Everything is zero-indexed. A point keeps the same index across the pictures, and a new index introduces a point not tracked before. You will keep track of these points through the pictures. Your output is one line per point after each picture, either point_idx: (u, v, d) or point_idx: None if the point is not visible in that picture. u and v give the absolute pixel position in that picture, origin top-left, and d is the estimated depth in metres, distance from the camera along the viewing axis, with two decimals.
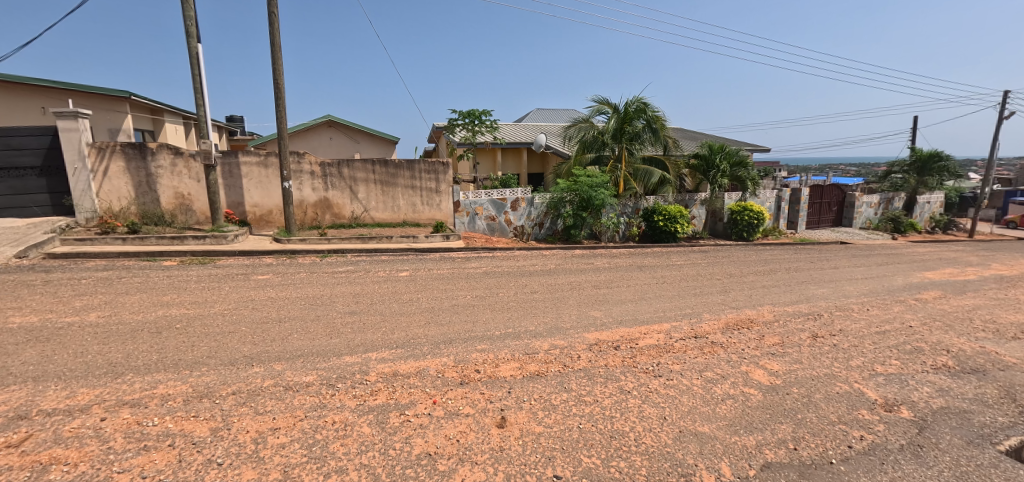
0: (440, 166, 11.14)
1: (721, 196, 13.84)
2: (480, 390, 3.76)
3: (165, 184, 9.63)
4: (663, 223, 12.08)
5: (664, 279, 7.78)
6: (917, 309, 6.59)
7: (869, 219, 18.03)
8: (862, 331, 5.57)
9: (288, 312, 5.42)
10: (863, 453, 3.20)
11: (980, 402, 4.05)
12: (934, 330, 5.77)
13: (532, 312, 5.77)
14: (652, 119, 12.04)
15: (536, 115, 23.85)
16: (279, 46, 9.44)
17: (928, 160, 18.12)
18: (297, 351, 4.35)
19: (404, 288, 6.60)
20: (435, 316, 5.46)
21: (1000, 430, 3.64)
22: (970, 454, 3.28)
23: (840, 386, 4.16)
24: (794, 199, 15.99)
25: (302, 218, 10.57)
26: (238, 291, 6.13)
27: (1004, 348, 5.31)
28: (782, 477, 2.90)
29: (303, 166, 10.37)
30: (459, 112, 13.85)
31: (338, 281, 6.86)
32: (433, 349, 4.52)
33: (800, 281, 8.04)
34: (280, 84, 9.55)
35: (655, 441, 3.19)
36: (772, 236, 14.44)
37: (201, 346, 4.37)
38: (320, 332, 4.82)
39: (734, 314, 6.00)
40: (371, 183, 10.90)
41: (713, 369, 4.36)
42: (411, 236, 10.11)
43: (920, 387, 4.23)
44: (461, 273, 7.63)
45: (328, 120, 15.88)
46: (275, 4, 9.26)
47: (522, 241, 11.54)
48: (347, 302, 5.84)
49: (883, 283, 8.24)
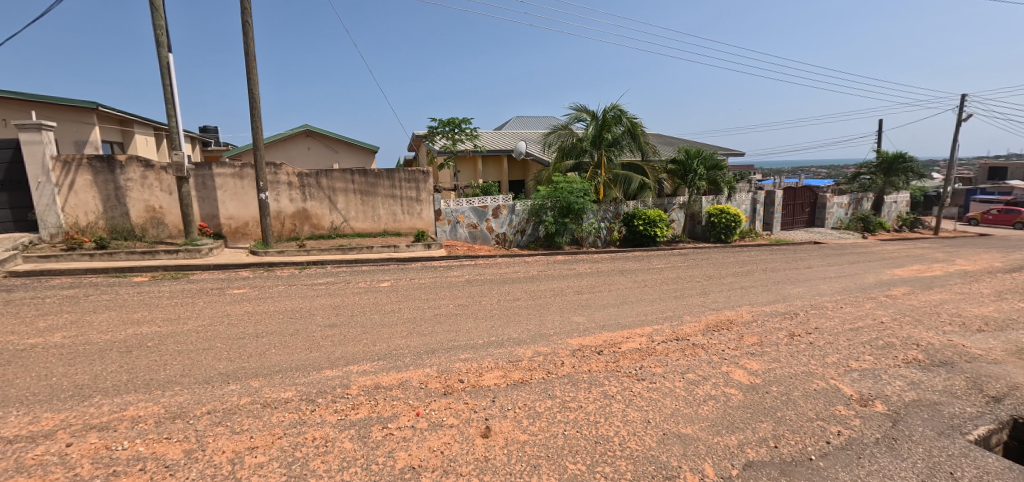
0: (421, 174, 11.09)
1: (699, 200, 14.06)
2: (464, 400, 3.72)
3: (135, 197, 9.33)
4: (643, 227, 12.22)
5: (646, 283, 7.87)
6: (888, 306, 6.82)
7: (840, 220, 18.63)
8: (837, 329, 5.72)
9: (266, 326, 5.28)
10: (841, 448, 3.27)
11: (949, 393, 4.20)
12: (904, 325, 5.97)
13: (515, 320, 5.74)
14: (630, 125, 12.21)
15: (516, 122, 24.00)
16: (253, 55, 9.30)
17: (894, 161, 18.63)
18: (275, 366, 4.24)
19: (386, 299, 6.50)
20: (417, 326, 5.40)
21: (969, 420, 3.77)
22: (941, 445, 3.39)
23: (818, 383, 4.26)
24: (769, 201, 16.41)
25: (279, 229, 10.38)
26: (212, 306, 5.95)
27: (970, 340, 5.53)
28: (763, 475, 2.94)
29: (279, 177, 10.20)
30: (438, 121, 13.87)
31: (318, 293, 6.72)
32: (416, 360, 4.46)
33: (777, 281, 8.22)
34: (254, 93, 9.38)
35: (640, 445, 3.20)
36: (749, 238, 14.77)
37: (173, 364, 4.22)
38: (299, 347, 4.71)
39: (713, 315, 6.10)
40: (350, 193, 10.77)
41: (695, 371, 4.41)
42: (392, 246, 10.00)
43: (893, 381, 4.36)
44: (444, 282, 7.57)
45: (306, 129, 15.70)
46: (248, 13, 9.12)
47: (505, 248, 11.51)
48: (327, 315, 5.73)
49: (855, 280, 8.51)
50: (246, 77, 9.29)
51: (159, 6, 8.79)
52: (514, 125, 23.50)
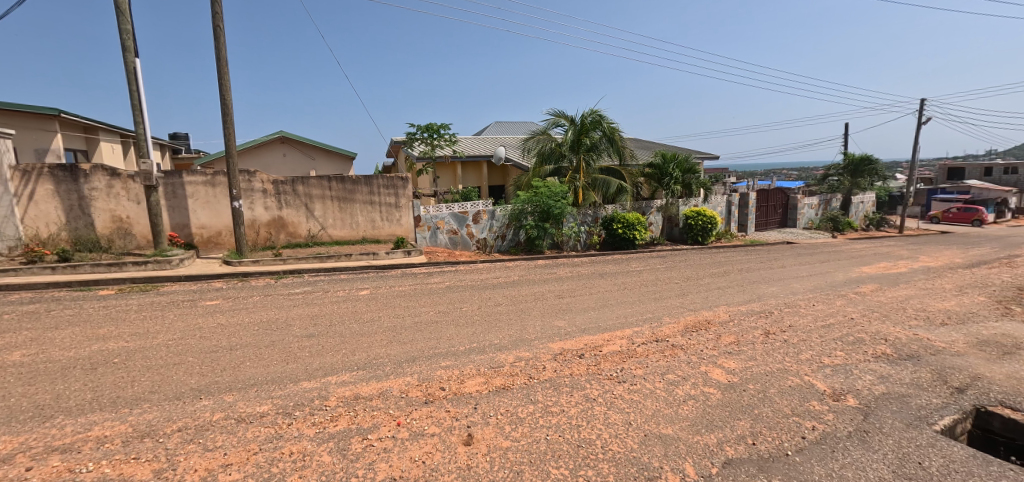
0: (400, 181, 11.01)
1: (675, 203, 14.33)
2: (445, 408, 3.69)
3: (100, 207, 8.98)
4: (622, 230, 12.38)
5: (626, 285, 7.96)
6: (857, 302, 7.06)
7: (811, 220, 19.23)
8: (810, 326, 5.89)
9: (240, 339, 5.13)
10: (815, 443, 3.36)
11: (916, 386, 4.36)
12: (873, 321, 6.19)
13: (496, 325, 5.72)
14: (607, 130, 12.38)
15: (496, 127, 24.05)
16: (225, 61, 9.09)
17: (860, 163, 19.37)
18: (250, 379, 4.12)
19: (365, 307, 6.40)
20: (397, 335, 5.33)
21: (935, 411, 3.93)
22: (909, 436, 3.52)
23: (792, 380, 4.37)
24: (743, 203, 16.84)
25: (254, 238, 10.12)
26: (183, 319, 5.75)
27: (934, 334, 5.77)
28: (742, 472, 3.00)
29: (254, 185, 9.97)
30: (417, 126, 13.81)
31: (295, 302, 6.58)
32: (396, 369, 4.40)
33: (752, 281, 8.42)
34: (227, 99, 9.17)
35: (622, 447, 3.22)
36: (725, 239, 15.10)
37: (142, 380, 4.06)
38: (275, 358, 4.59)
39: (692, 316, 6.20)
40: (327, 200, 10.60)
41: (675, 371, 4.48)
42: (371, 253, 9.87)
43: (863, 376, 4.51)
44: (424, 289, 7.50)
45: (281, 136, 15.42)
46: (220, 18, 8.93)
47: (486, 253, 11.46)
48: (304, 326, 5.60)
49: (826, 279, 8.78)
50: (218, 83, 9.08)
51: (125, 10, 8.52)
52: (493, 130, 23.54)
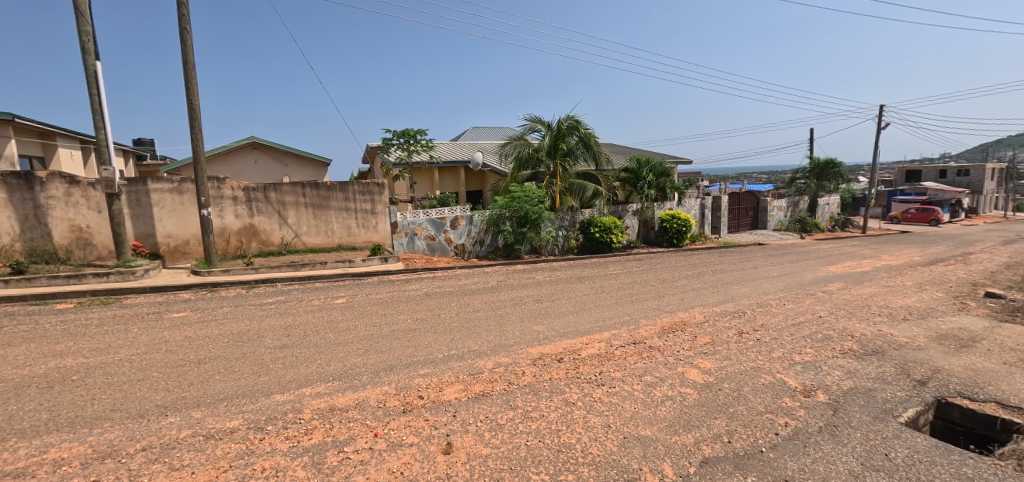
0: (376, 187, 10.87)
1: (650, 206, 14.59)
2: (424, 417, 3.63)
3: (58, 216, 8.54)
4: (599, 234, 12.52)
5: (604, 289, 8.04)
6: (825, 300, 7.32)
7: (780, 222, 19.89)
8: (781, 324, 6.07)
9: (210, 352, 4.95)
10: (788, 439, 3.45)
11: (881, 380, 4.54)
12: (840, 318, 6.43)
13: (475, 331, 5.69)
14: (583, 136, 12.53)
15: (474, 133, 24.05)
16: (192, 64, 8.82)
17: (825, 167, 20.16)
18: (219, 394, 3.97)
19: (341, 316, 6.27)
20: (375, 343, 5.24)
21: (899, 404, 4.09)
22: (876, 428, 3.65)
23: (765, 377, 4.49)
24: (716, 206, 17.28)
25: (224, 247, 9.80)
26: (148, 333, 5.50)
27: (897, 329, 6.03)
28: (719, 471, 3.05)
29: (223, 192, 9.68)
30: (393, 132, 13.71)
31: (268, 313, 6.39)
32: (373, 378, 4.32)
33: (725, 282, 8.64)
34: (194, 104, 8.89)
35: (601, 450, 3.24)
36: (699, 241, 15.44)
37: (103, 398, 3.86)
38: (246, 371, 4.44)
39: (668, 318, 6.30)
40: (301, 207, 10.37)
41: (653, 373, 4.54)
42: (347, 261, 9.70)
43: (832, 372, 4.67)
44: (402, 296, 7.40)
45: (252, 141, 15.04)
46: (187, 20, 8.67)
47: (464, 259, 11.40)
48: (277, 336, 5.44)
49: (796, 278, 9.07)
50: (185, 87, 8.80)
51: (85, 12, 8.18)
52: (471, 136, 23.53)
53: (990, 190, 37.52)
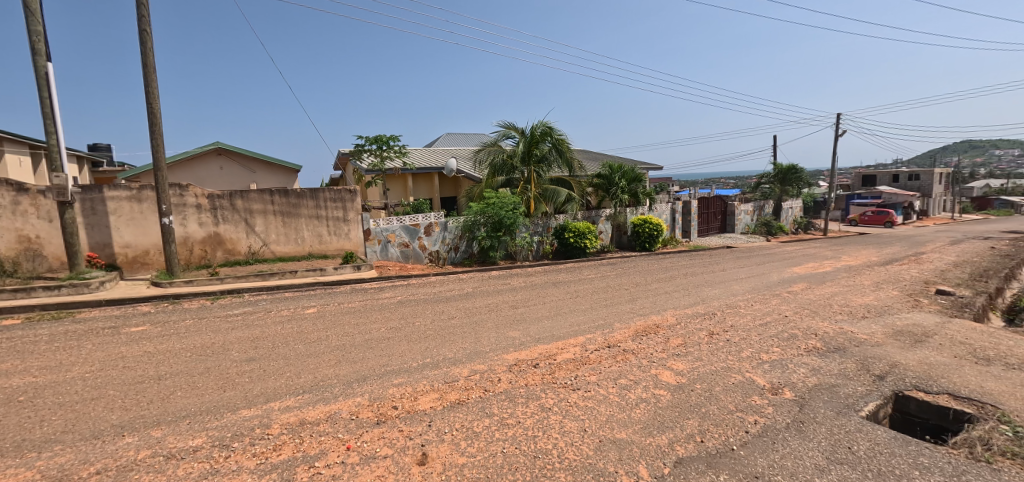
0: (348, 194, 10.68)
1: (623, 211, 14.85)
2: (398, 428, 3.56)
3: (3, 226, 8.01)
4: (574, 239, 12.66)
5: (578, 293, 8.13)
6: (789, 301, 7.61)
7: (747, 225, 20.60)
8: (749, 325, 6.26)
9: (171, 367, 4.72)
10: (758, 436, 3.55)
11: (843, 376, 4.74)
12: (805, 317, 6.69)
13: (450, 339, 5.64)
14: (556, 142, 12.68)
15: (448, 139, 23.99)
16: (153, 67, 8.48)
17: (788, 172, 21.02)
18: (182, 411, 3.79)
19: (312, 327, 6.09)
20: (347, 354, 5.12)
21: (861, 398, 4.27)
22: (839, 423, 3.80)
23: (735, 377, 4.62)
24: (686, 210, 17.74)
25: (186, 257, 9.40)
26: (103, 349, 5.20)
27: (856, 326, 6.31)
28: (692, 470, 3.10)
29: (186, 199, 9.31)
30: (365, 138, 13.55)
31: (234, 325, 6.15)
32: (346, 389, 4.21)
33: (696, 284, 8.86)
34: (155, 108, 8.54)
35: (577, 454, 3.25)
36: (671, 245, 15.81)
37: (53, 420, 3.62)
38: (210, 386, 4.26)
39: (641, 321, 6.41)
40: (269, 214, 10.08)
41: (627, 376, 4.60)
42: (318, 269, 9.47)
43: (798, 369, 4.84)
44: (375, 305, 7.28)
45: (217, 147, 14.56)
46: (147, 22, 8.35)
47: (439, 266, 11.29)
48: (244, 349, 5.24)
49: (762, 280, 9.40)
50: (145, 90, 8.44)
51: (35, 10, 7.76)
52: (445, 142, 23.44)
53: (938, 193, 39.90)
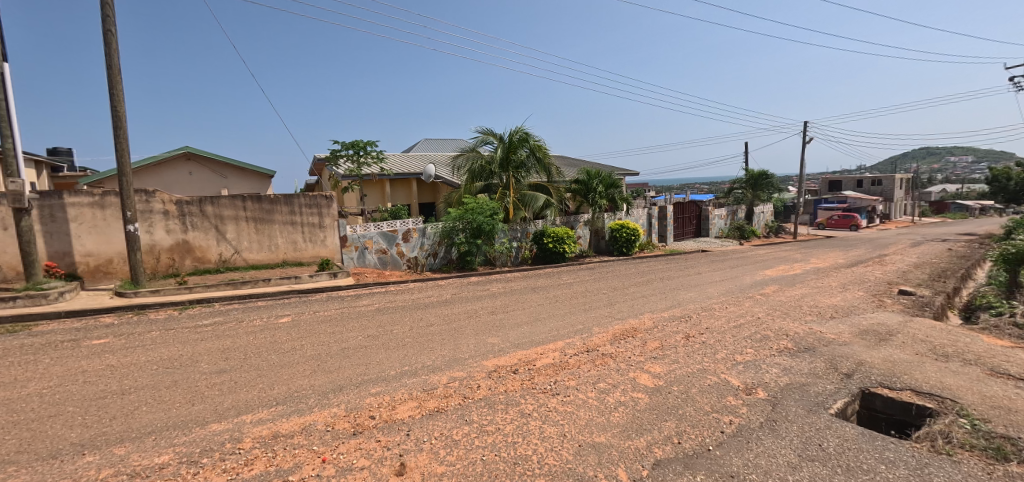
0: (324, 199, 10.50)
1: (601, 216, 15.03)
2: (376, 438, 3.50)
3: None
4: (553, 244, 12.74)
5: (557, 298, 8.17)
6: (762, 302, 7.83)
7: (721, 229, 21.13)
8: (723, 327, 6.42)
9: (136, 381, 4.52)
10: (733, 436, 3.63)
11: (813, 375, 4.90)
12: (776, 318, 6.90)
13: (428, 346, 5.58)
14: (534, 148, 12.76)
15: (427, 145, 23.89)
16: (118, 69, 8.18)
17: (759, 178, 21.70)
18: (147, 427, 3.64)
19: (286, 336, 5.93)
20: (323, 363, 5.01)
21: (830, 396, 4.42)
22: (810, 421, 3.92)
23: (710, 378, 4.71)
24: (662, 215, 18.09)
25: (153, 265, 9.05)
26: (62, 363, 4.94)
27: (825, 327, 6.54)
28: (670, 472, 3.15)
29: (153, 206, 8.97)
30: (341, 143, 13.37)
31: (204, 336, 5.94)
32: (321, 400, 4.12)
33: (672, 288, 9.04)
34: (120, 111, 8.23)
35: (557, 460, 3.26)
36: (648, 250, 16.08)
37: (6, 440, 3.42)
38: (178, 400, 4.10)
39: (620, 325, 6.48)
40: (241, 221, 9.81)
41: (606, 380, 4.64)
42: (293, 277, 9.26)
43: (770, 369, 4.98)
44: (352, 313, 7.15)
45: (186, 152, 14.11)
46: (112, 22, 8.06)
47: (418, 272, 11.18)
48: (214, 361, 5.07)
49: (736, 283, 9.65)
50: (109, 92, 8.13)
51: None
52: (424, 148, 23.34)
53: (900, 197, 41.81)
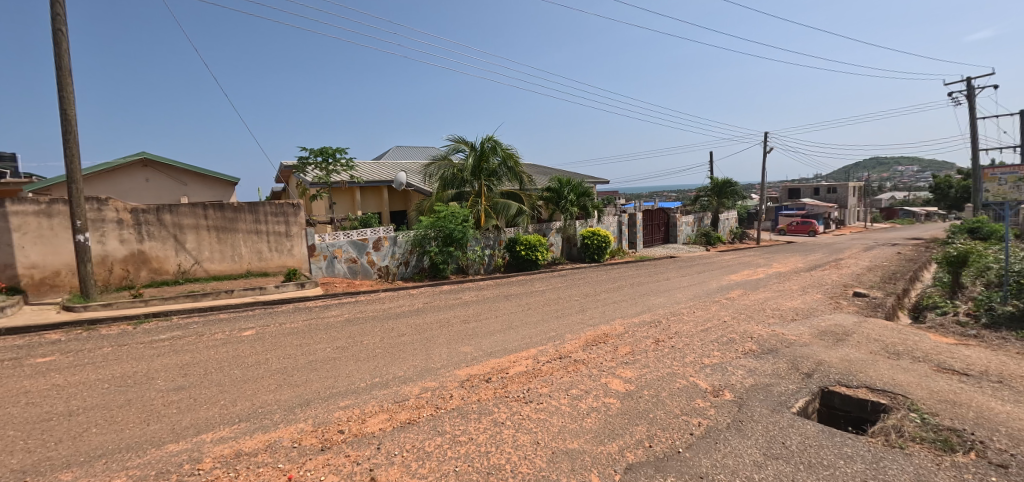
0: (291, 208, 10.23)
1: (573, 224, 15.23)
2: (345, 453, 3.40)
3: None
4: (525, 251, 12.80)
5: (530, 306, 8.21)
6: (728, 306, 8.11)
7: (689, 236, 21.77)
8: (691, 331, 6.60)
9: (84, 401, 4.24)
10: (701, 438, 3.73)
11: (776, 375, 5.10)
12: (741, 322, 7.14)
13: (400, 357, 5.49)
14: (506, 156, 12.85)
15: (398, 152, 23.66)
16: (68, 70, 7.76)
17: (723, 186, 22.54)
18: (97, 449, 3.42)
19: (250, 350, 5.71)
20: (289, 377, 4.85)
21: (792, 395, 4.60)
22: (773, 420, 4.07)
23: (680, 381, 4.83)
24: (632, 222, 18.51)
25: (105, 278, 8.55)
26: (1, 384, 4.59)
27: (786, 329, 6.83)
28: (641, 475, 3.19)
29: (105, 214, 8.50)
30: (310, 151, 13.09)
31: (161, 351, 5.65)
32: (287, 415, 3.98)
33: (642, 294, 9.24)
34: (70, 114, 7.79)
35: (531, 468, 3.25)
36: (619, 256, 16.40)
37: None
38: (132, 420, 3.87)
39: (591, 331, 6.56)
40: (202, 230, 9.43)
41: (578, 386, 4.69)
42: (258, 288, 8.95)
43: (735, 371, 5.15)
44: (321, 324, 6.96)
45: (143, 158, 13.48)
46: (62, 21, 7.65)
47: (389, 281, 10.99)
48: (172, 377, 4.83)
49: (703, 288, 9.95)
50: (58, 95, 7.69)
51: None
52: (395, 156, 23.10)
53: (853, 204, 44.27)
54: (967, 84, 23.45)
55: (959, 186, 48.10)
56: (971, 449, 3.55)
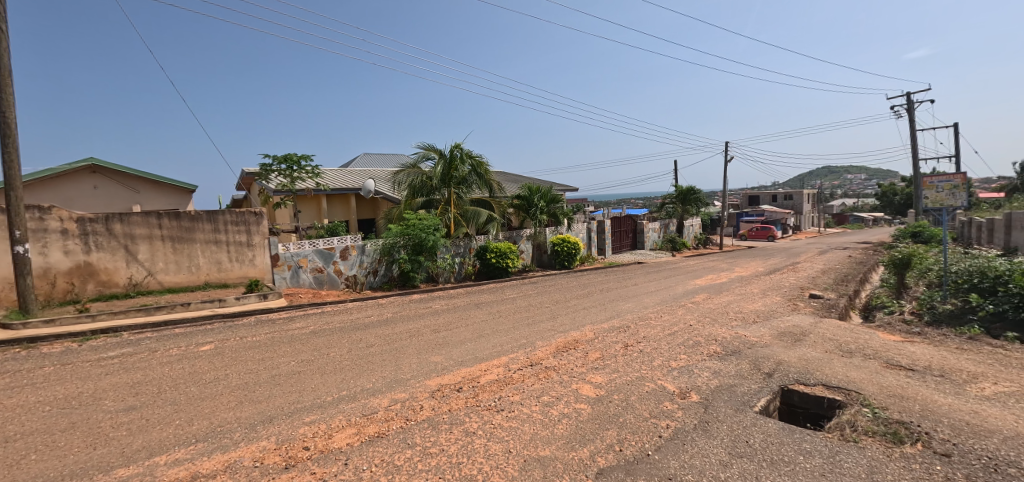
0: (253, 216, 9.88)
1: (543, 231, 15.37)
2: (310, 470, 3.29)
3: None
4: (496, 259, 12.81)
5: (501, 314, 8.21)
6: (693, 310, 8.36)
7: (655, 242, 22.35)
8: (659, 335, 6.76)
9: (21, 426, 3.93)
10: (669, 439, 3.82)
11: (739, 376, 5.29)
12: (706, 325, 7.37)
13: (368, 368, 5.37)
14: (475, 164, 12.87)
15: (366, 160, 23.30)
16: (7, 70, 7.25)
17: (687, 193, 23.27)
18: (33, 478, 3.15)
19: (208, 366, 5.45)
20: (250, 393, 4.65)
21: (754, 395, 4.78)
22: (737, 419, 4.22)
23: (649, 385, 4.94)
24: (601, 229, 18.85)
25: (47, 292, 7.97)
26: None
27: (748, 331, 7.10)
28: (613, 479, 3.24)
29: (47, 224, 7.94)
30: (273, 158, 12.73)
31: (109, 369, 5.31)
32: (248, 434, 3.81)
33: (612, 299, 9.40)
34: (8, 117, 7.27)
35: (503, 476, 3.25)
36: (589, 263, 16.65)
37: None
38: (76, 445, 3.61)
39: (562, 338, 6.62)
40: (157, 240, 8.96)
41: (549, 393, 4.71)
42: (217, 300, 8.56)
43: (701, 374, 5.31)
44: (285, 336, 6.72)
45: (91, 164, 12.71)
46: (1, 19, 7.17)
47: (357, 291, 10.74)
48: (123, 397, 4.54)
49: (669, 292, 10.22)
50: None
51: None
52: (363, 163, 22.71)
53: (808, 210, 46.70)
54: (908, 99, 25.22)
55: (903, 194, 51.54)
56: (917, 440, 3.79)
